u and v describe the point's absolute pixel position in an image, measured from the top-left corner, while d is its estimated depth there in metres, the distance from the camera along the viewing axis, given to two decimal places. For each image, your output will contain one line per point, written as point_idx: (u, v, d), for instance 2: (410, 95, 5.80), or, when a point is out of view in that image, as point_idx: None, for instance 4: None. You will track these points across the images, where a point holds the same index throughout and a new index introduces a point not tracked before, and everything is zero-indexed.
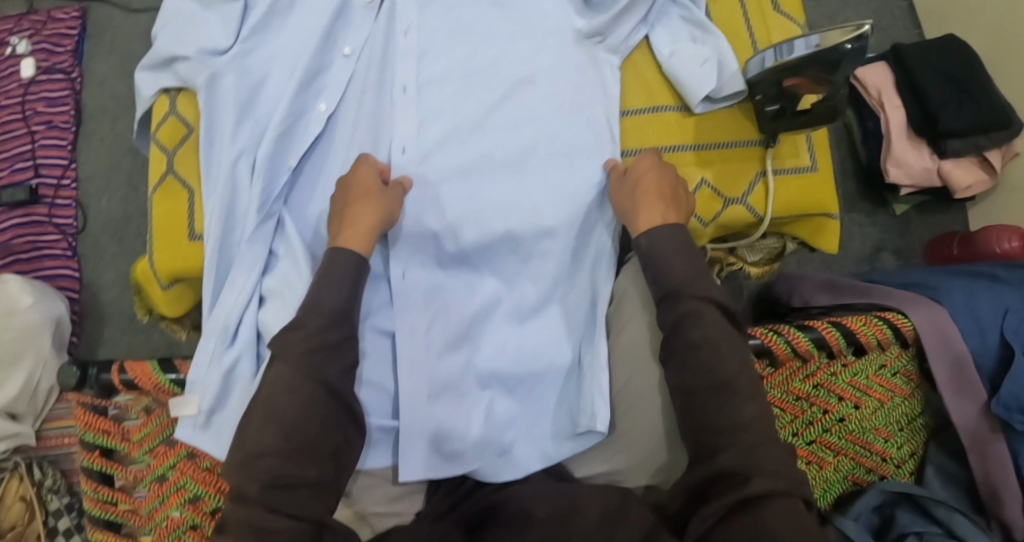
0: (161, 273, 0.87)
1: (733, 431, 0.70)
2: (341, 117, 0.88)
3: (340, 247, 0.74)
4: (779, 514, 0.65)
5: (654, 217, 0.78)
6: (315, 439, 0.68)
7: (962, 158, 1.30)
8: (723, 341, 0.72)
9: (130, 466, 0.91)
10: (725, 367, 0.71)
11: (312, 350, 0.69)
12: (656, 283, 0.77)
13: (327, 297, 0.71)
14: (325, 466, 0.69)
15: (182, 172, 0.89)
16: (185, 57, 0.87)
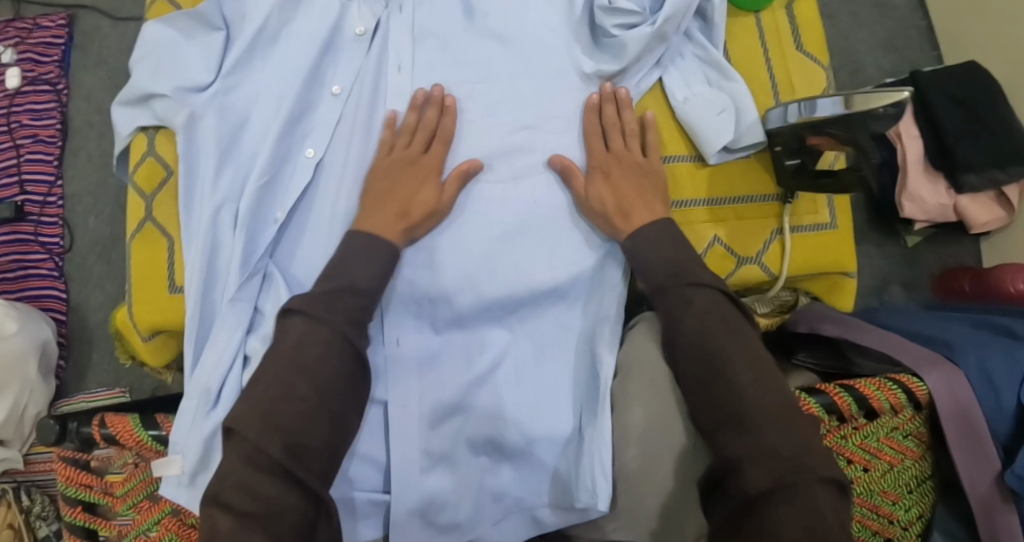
0: (141, 325, 0.83)
1: (735, 408, 0.64)
2: (329, 162, 0.83)
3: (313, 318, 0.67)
4: (792, 504, 0.57)
5: (631, 212, 0.77)
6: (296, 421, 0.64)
7: (980, 194, 1.25)
8: (735, 342, 0.68)
9: (115, 521, 0.88)
10: (736, 369, 0.66)
11: None
12: (643, 276, 0.75)
13: (311, 367, 0.65)
14: (313, 454, 0.64)
15: (162, 219, 0.85)
16: (162, 95, 0.83)
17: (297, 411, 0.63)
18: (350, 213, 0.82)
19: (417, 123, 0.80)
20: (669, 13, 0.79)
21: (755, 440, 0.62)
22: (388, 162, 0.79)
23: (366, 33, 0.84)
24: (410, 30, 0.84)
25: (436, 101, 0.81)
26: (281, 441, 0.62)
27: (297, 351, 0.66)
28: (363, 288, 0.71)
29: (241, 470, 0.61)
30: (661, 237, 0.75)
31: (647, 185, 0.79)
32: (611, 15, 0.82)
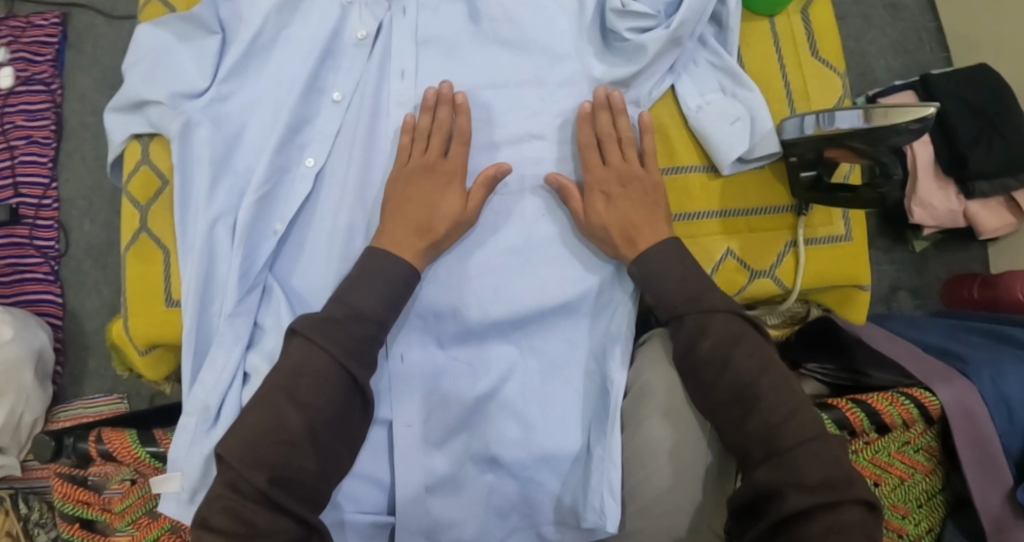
0: (136, 339, 0.81)
1: (764, 439, 0.64)
2: (330, 172, 0.81)
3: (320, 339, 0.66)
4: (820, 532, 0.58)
5: (638, 233, 0.75)
6: (285, 456, 0.63)
7: (990, 199, 1.23)
8: (760, 367, 0.67)
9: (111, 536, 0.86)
10: (766, 394, 0.65)
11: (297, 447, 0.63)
12: (658, 301, 0.74)
13: (313, 394, 0.65)
14: (296, 489, 0.63)
15: (157, 230, 0.82)
16: (156, 102, 0.81)
17: (285, 436, 0.63)
18: (352, 225, 0.80)
19: (431, 126, 0.78)
20: (684, 17, 0.77)
21: (789, 463, 0.61)
22: (409, 171, 0.76)
23: (367, 37, 0.82)
24: (413, 35, 0.82)
25: (446, 99, 0.77)
26: (267, 470, 0.62)
27: (291, 379, 0.65)
28: (367, 311, 0.69)
29: (229, 491, 0.61)
30: (677, 254, 0.74)
31: (651, 204, 0.77)
32: (624, 18, 0.79)
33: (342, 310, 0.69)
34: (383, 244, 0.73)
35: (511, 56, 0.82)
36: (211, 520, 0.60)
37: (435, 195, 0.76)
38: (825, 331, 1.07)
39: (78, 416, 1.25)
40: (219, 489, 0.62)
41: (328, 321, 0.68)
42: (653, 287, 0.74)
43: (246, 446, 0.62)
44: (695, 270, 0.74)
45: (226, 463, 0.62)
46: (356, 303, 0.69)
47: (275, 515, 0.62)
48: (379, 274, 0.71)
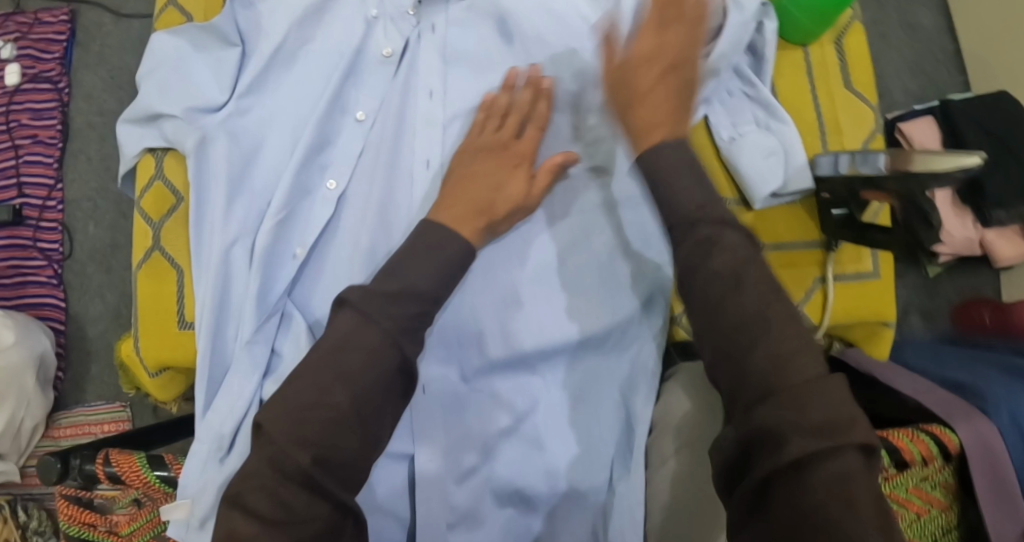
0: (147, 361, 0.79)
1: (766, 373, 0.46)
2: (351, 195, 0.78)
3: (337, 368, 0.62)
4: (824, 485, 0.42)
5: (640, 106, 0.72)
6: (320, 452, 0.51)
7: (1006, 227, 1.23)
8: (716, 300, 0.50)
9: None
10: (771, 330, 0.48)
11: None
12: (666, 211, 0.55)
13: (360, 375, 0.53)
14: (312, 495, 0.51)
15: (170, 249, 0.79)
16: (173, 115, 0.78)
17: (333, 414, 0.52)
18: (374, 244, 0.76)
19: (510, 106, 0.75)
20: (723, 48, 0.76)
21: (801, 413, 0.44)
22: (475, 150, 0.73)
23: (393, 55, 0.79)
24: (440, 52, 0.79)
25: (533, 83, 0.74)
26: (312, 449, 0.51)
27: (338, 350, 0.54)
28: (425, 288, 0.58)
29: (264, 468, 0.51)
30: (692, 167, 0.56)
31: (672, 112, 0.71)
32: None
33: (396, 286, 0.57)
34: (442, 218, 0.64)
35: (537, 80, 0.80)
36: (247, 498, 0.50)
37: (503, 175, 0.71)
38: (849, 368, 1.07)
39: (80, 424, 1.26)
40: (254, 464, 0.52)
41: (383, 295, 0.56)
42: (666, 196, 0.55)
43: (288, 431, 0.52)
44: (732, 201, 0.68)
45: (268, 437, 0.52)
46: (411, 277, 0.57)
47: (314, 502, 0.51)
48: (434, 245, 0.60)
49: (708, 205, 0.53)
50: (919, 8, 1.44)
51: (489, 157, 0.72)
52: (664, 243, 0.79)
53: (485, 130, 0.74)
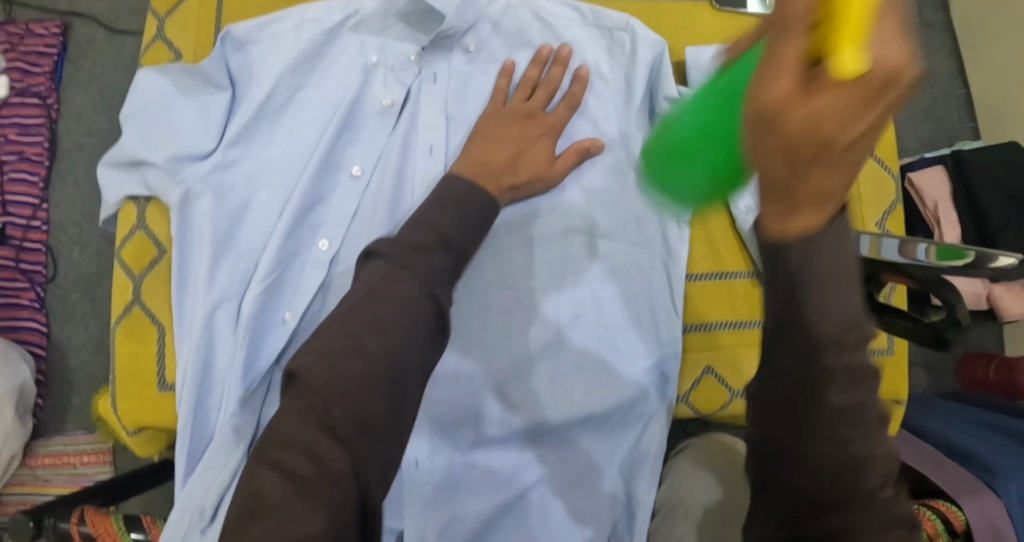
0: (125, 422, 0.74)
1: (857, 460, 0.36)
2: (345, 256, 0.73)
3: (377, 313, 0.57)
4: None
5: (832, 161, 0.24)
6: (366, 410, 0.47)
7: (1015, 283, 1.20)
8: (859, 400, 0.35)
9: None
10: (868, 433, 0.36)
11: None
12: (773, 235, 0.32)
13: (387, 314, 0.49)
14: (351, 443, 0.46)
15: (151, 305, 0.74)
16: (154, 164, 0.72)
17: (366, 364, 0.48)
18: None
19: (540, 77, 0.75)
20: None
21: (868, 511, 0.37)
22: (504, 115, 0.73)
23: (392, 106, 0.75)
24: (443, 107, 0.75)
25: (561, 59, 0.75)
26: (345, 405, 0.46)
27: (374, 294, 0.50)
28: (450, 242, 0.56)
29: (292, 425, 0.46)
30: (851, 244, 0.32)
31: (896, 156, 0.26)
32: None
33: (430, 236, 0.55)
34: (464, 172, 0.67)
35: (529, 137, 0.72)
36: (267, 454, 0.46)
37: (527, 142, 0.72)
38: None
39: (59, 454, 1.23)
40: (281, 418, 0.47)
41: (416, 248, 0.54)
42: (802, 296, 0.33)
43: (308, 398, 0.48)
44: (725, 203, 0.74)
45: (299, 386, 0.47)
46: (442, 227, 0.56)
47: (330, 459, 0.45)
48: (462, 203, 0.60)
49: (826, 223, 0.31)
50: (930, 53, 1.42)
51: (516, 123, 0.73)
52: (677, 319, 0.76)
53: (511, 99, 0.74)
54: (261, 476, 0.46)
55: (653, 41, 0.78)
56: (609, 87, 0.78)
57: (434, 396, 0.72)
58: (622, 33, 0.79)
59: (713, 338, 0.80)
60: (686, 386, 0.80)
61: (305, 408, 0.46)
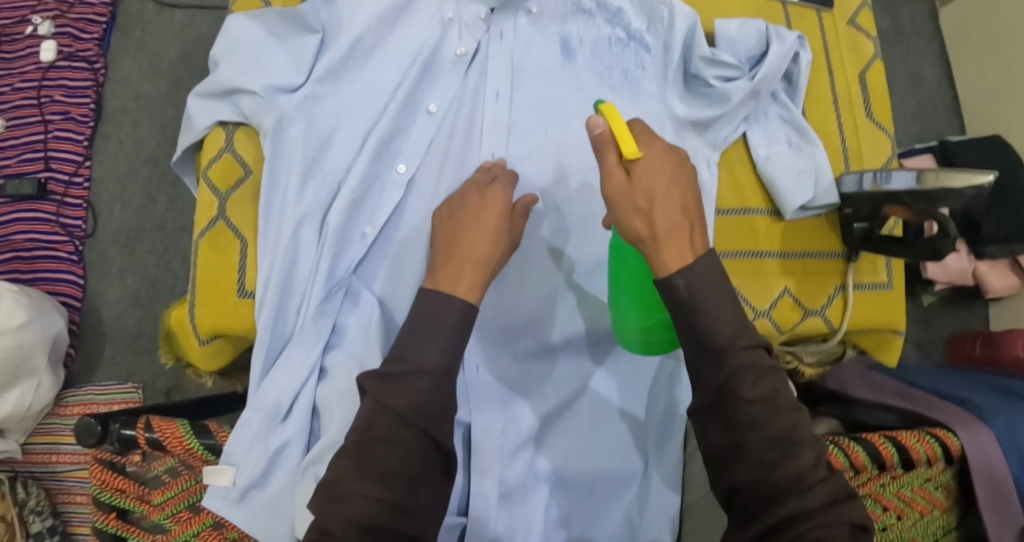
0: (202, 328, 0.82)
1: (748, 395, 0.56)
2: (419, 182, 0.80)
3: (445, 294, 0.64)
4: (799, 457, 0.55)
5: (660, 204, 0.57)
6: (427, 397, 0.62)
7: (996, 261, 1.31)
8: (768, 391, 0.56)
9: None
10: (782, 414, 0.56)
11: (421, 401, 0.62)
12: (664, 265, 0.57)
13: (424, 348, 0.63)
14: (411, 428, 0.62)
15: (236, 221, 0.83)
16: (251, 92, 0.80)
17: (426, 373, 0.62)
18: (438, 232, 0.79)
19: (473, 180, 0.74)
20: (767, 72, 0.83)
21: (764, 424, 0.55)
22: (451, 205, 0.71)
23: (466, 55, 0.81)
24: (508, 61, 0.81)
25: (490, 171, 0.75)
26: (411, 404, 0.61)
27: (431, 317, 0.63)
28: (434, 368, 0.62)
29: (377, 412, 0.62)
30: (716, 274, 0.57)
31: (692, 204, 0.58)
32: (711, 66, 0.84)
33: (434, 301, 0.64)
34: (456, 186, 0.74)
35: (539, 140, 0.81)
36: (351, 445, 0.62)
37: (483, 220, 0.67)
38: (839, 388, 1.16)
39: (88, 403, 1.24)
40: (371, 418, 0.62)
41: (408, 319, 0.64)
42: (701, 324, 0.57)
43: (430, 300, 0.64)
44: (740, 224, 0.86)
45: (385, 405, 0.61)
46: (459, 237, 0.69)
47: (402, 426, 0.61)
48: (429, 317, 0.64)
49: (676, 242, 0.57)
50: (919, 60, 1.55)
51: (472, 207, 0.69)
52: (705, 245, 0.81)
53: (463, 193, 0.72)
54: (371, 453, 0.61)
55: (687, 14, 0.83)
56: (650, 53, 0.85)
57: (485, 305, 0.76)
58: (662, 8, 0.84)
59: (738, 266, 0.86)
60: None
61: (378, 409, 0.62)
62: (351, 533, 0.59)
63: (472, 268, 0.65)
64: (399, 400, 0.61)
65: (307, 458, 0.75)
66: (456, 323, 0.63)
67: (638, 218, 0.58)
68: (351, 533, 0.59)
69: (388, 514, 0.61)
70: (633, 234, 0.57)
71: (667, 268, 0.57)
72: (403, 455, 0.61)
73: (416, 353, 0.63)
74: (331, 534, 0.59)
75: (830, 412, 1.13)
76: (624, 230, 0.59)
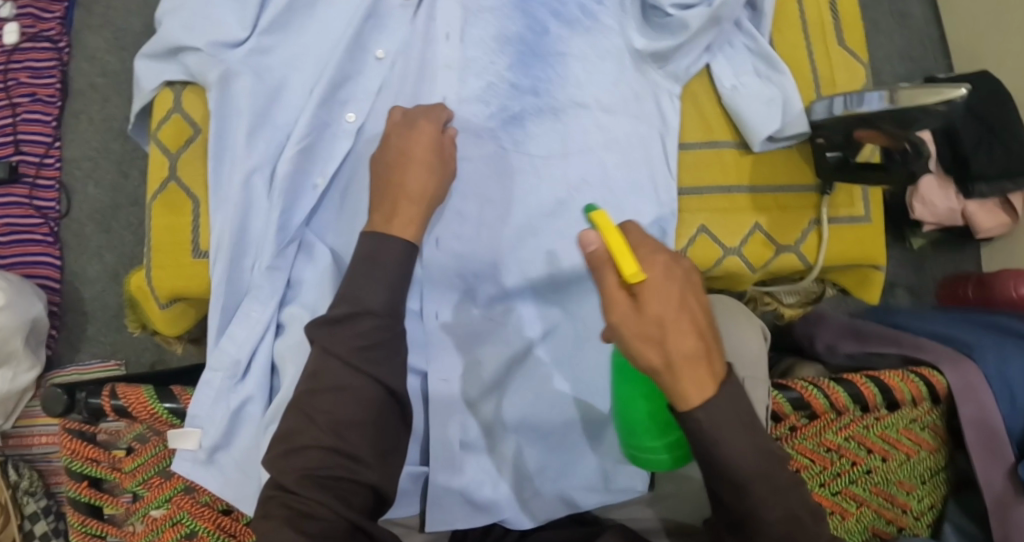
0: (160, 292, 0.81)
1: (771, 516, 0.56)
2: (371, 129, 0.79)
3: (385, 236, 0.64)
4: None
5: (672, 328, 0.50)
6: (379, 338, 0.62)
7: (987, 200, 1.26)
8: (791, 510, 0.56)
9: (124, 527, 0.83)
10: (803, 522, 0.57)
11: (368, 345, 0.61)
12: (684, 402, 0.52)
13: (369, 292, 0.62)
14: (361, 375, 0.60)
15: (188, 181, 0.81)
16: (195, 49, 0.77)
17: (376, 319, 0.61)
18: None
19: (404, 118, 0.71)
20: None
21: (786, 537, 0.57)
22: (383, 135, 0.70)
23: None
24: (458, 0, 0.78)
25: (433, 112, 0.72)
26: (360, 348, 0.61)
27: (376, 261, 0.63)
28: (378, 309, 0.62)
29: (328, 360, 0.60)
30: (736, 406, 0.53)
31: (703, 322, 0.52)
32: None
33: (377, 249, 0.63)
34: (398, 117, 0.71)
35: (496, 82, 0.77)
36: (302, 396, 0.60)
37: (410, 155, 0.68)
38: (813, 337, 1.15)
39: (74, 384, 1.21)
40: (319, 365, 0.61)
41: (362, 260, 0.63)
42: (722, 456, 0.54)
43: (370, 242, 0.63)
44: (712, 163, 0.84)
45: (331, 352, 0.60)
46: (404, 179, 0.67)
47: (351, 372, 0.60)
48: (370, 262, 0.63)
49: (695, 364, 0.51)
50: None
51: (423, 148, 0.69)
52: (668, 179, 0.80)
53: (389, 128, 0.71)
54: (321, 402, 0.60)
55: None
56: None
57: (430, 247, 0.74)
58: None
59: (706, 201, 0.83)
60: (684, 242, 0.82)
61: (328, 357, 0.61)
62: (307, 486, 0.58)
63: (407, 205, 0.66)
64: (340, 344, 0.60)
65: (268, 413, 0.74)
66: (397, 264, 0.63)
67: (650, 345, 0.51)
68: (307, 485, 0.58)
69: (341, 464, 0.60)
70: (646, 367, 0.51)
71: (688, 399, 0.52)
72: (355, 404, 0.60)
73: (360, 294, 0.62)
74: (286, 487, 0.58)
75: (817, 356, 1.11)
76: (633, 355, 0.53)
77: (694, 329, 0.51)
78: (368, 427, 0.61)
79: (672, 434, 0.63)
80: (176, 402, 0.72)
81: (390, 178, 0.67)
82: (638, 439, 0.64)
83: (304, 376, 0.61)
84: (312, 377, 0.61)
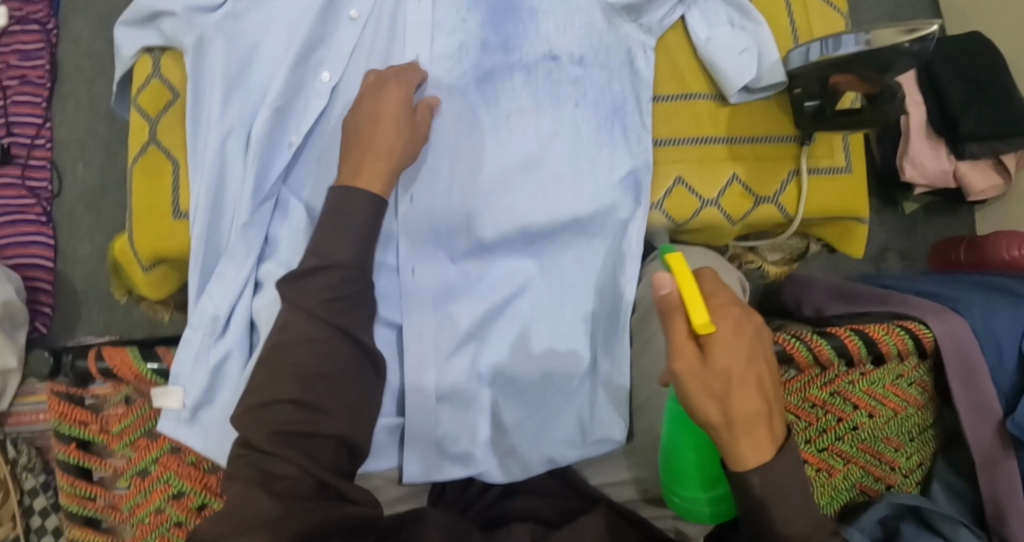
0: (142, 254, 0.82)
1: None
2: (345, 88, 0.79)
3: (353, 189, 0.64)
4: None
5: (736, 387, 0.54)
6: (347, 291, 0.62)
7: (979, 161, 1.25)
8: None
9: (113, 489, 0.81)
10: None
11: (337, 296, 0.61)
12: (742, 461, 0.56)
13: (339, 243, 0.62)
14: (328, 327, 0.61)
15: (167, 144, 0.82)
16: (169, 13, 0.77)
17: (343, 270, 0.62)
18: None
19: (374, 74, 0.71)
20: None
21: None
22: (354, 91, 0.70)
23: None
24: None
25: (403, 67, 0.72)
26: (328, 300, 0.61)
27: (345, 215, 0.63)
28: (349, 259, 0.62)
29: (296, 314, 0.61)
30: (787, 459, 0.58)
31: (768, 384, 0.56)
32: None
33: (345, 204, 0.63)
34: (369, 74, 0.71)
35: (469, 38, 0.77)
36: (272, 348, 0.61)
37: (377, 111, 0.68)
38: (798, 303, 1.15)
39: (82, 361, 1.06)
40: (289, 318, 0.61)
41: (331, 215, 0.63)
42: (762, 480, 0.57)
43: (340, 195, 0.64)
44: (689, 116, 0.84)
45: (300, 305, 0.61)
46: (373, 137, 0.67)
47: (317, 325, 0.60)
48: (339, 215, 0.63)
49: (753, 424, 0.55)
50: None
51: (392, 104, 0.68)
52: (645, 131, 0.80)
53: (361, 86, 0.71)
54: (290, 354, 0.60)
55: None
56: None
57: (405, 201, 0.74)
58: None
59: (683, 153, 0.83)
60: (660, 194, 0.82)
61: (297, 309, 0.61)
62: (276, 440, 0.58)
63: (376, 159, 0.66)
64: (311, 296, 0.61)
65: (247, 368, 0.75)
66: (365, 218, 0.64)
67: (712, 400, 0.54)
68: (277, 441, 0.58)
69: (308, 413, 0.60)
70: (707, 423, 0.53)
71: (740, 456, 0.56)
72: (323, 356, 0.60)
73: (331, 245, 0.62)
74: (255, 442, 0.59)
75: (804, 316, 1.11)
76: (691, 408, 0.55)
77: (754, 394, 0.54)
78: (337, 377, 0.61)
79: (718, 488, 0.66)
80: (160, 363, 0.71)
81: (361, 133, 0.67)
82: (687, 492, 0.66)
83: (274, 330, 0.62)
84: (281, 329, 0.61)
